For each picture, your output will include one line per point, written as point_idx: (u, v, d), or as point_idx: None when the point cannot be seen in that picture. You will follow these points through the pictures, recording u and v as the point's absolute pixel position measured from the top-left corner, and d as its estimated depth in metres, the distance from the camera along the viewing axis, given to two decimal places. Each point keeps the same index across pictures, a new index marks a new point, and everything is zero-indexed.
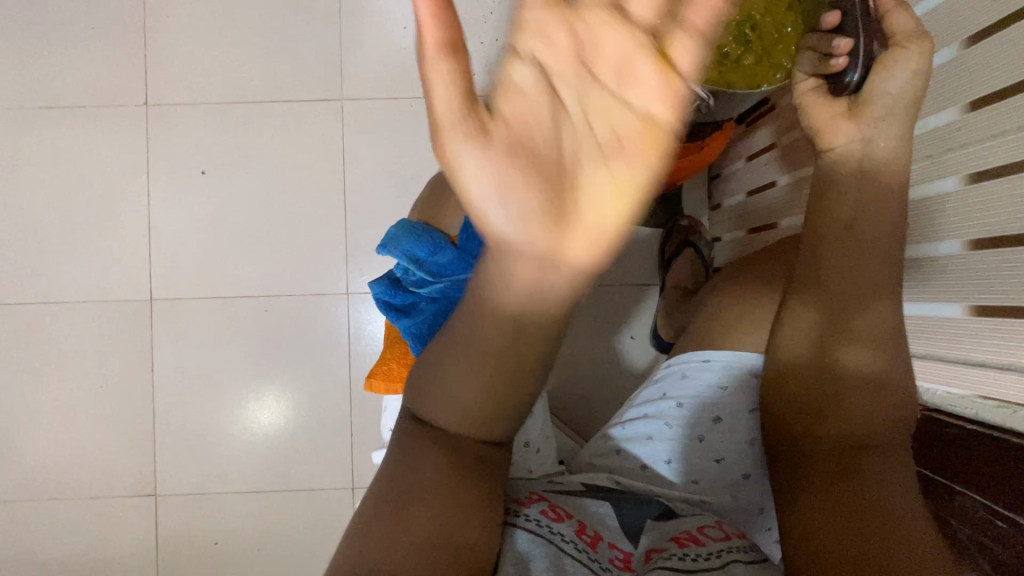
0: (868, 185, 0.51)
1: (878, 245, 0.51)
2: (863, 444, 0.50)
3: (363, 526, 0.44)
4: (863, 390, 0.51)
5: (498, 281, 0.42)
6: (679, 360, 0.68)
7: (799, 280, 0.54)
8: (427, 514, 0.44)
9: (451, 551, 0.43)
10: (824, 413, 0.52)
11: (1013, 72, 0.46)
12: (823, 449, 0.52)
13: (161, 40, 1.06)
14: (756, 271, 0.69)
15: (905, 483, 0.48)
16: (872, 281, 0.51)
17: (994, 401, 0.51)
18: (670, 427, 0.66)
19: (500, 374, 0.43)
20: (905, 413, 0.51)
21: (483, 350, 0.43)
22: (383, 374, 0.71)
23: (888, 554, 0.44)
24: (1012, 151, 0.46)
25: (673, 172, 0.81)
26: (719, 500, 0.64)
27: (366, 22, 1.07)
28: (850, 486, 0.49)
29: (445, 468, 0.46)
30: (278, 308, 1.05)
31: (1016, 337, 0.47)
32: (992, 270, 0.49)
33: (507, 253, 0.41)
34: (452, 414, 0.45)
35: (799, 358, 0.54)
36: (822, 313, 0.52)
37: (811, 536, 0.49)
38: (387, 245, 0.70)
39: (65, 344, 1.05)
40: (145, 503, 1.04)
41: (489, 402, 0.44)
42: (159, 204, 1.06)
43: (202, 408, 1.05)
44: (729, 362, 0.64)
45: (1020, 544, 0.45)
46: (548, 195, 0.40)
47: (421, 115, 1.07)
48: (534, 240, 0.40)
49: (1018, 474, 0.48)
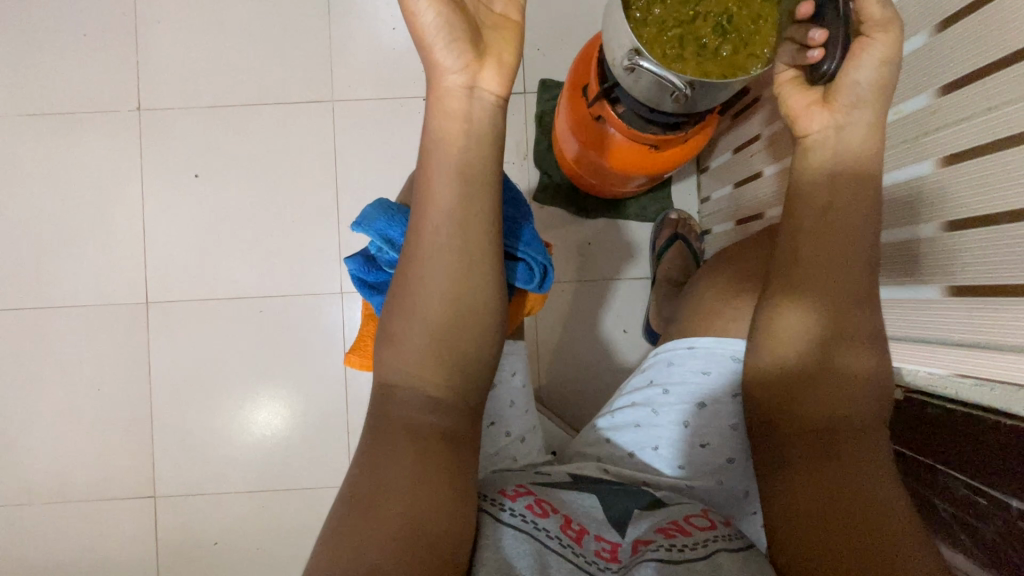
0: (841, 174, 0.52)
1: (852, 233, 0.51)
2: (836, 427, 0.50)
3: (334, 527, 0.43)
4: (833, 375, 0.50)
5: (418, 258, 0.50)
6: (666, 348, 0.68)
7: (777, 269, 0.54)
8: (396, 512, 0.43)
9: (424, 544, 0.43)
10: (796, 399, 0.52)
11: (989, 50, 0.46)
12: (800, 434, 0.51)
13: (154, 46, 1.08)
14: (745, 261, 0.69)
15: (879, 467, 0.48)
16: (847, 271, 0.51)
17: (971, 379, 0.51)
18: (656, 414, 0.66)
19: (443, 348, 0.49)
20: (878, 397, 0.50)
21: (426, 324, 0.49)
22: (361, 353, 0.70)
23: (877, 545, 0.45)
24: (988, 131, 0.46)
25: (629, 166, 0.85)
26: (704, 485, 0.64)
27: (356, 23, 1.08)
28: (829, 472, 0.49)
29: (415, 457, 0.46)
30: (273, 309, 1.06)
31: (999, 318, 0.47)
32: (966, 251, 0.49)
33: (425, 230, 0.50)
34: (408, 388, 0.49)
35: (781, 350, 0.53)
36: (801, 302, 0.52)
37: (796, 527, 0.48)
38: (360, 222, 0.64)
39: (64, 348, 1.06)
40: (145, 504, 1.05)
41: (431, 375, 0.49)
42: (154, 208, 1.07)
43: (199, 409, 1.06)
44: (712, 349, 0.63)
45: (999, 520, 0.51)
46: (458, 185, 0.50)
47: (411, 115, 1.07)
48: (446, 223, 0.49)
49: (993, 458, 0.51)
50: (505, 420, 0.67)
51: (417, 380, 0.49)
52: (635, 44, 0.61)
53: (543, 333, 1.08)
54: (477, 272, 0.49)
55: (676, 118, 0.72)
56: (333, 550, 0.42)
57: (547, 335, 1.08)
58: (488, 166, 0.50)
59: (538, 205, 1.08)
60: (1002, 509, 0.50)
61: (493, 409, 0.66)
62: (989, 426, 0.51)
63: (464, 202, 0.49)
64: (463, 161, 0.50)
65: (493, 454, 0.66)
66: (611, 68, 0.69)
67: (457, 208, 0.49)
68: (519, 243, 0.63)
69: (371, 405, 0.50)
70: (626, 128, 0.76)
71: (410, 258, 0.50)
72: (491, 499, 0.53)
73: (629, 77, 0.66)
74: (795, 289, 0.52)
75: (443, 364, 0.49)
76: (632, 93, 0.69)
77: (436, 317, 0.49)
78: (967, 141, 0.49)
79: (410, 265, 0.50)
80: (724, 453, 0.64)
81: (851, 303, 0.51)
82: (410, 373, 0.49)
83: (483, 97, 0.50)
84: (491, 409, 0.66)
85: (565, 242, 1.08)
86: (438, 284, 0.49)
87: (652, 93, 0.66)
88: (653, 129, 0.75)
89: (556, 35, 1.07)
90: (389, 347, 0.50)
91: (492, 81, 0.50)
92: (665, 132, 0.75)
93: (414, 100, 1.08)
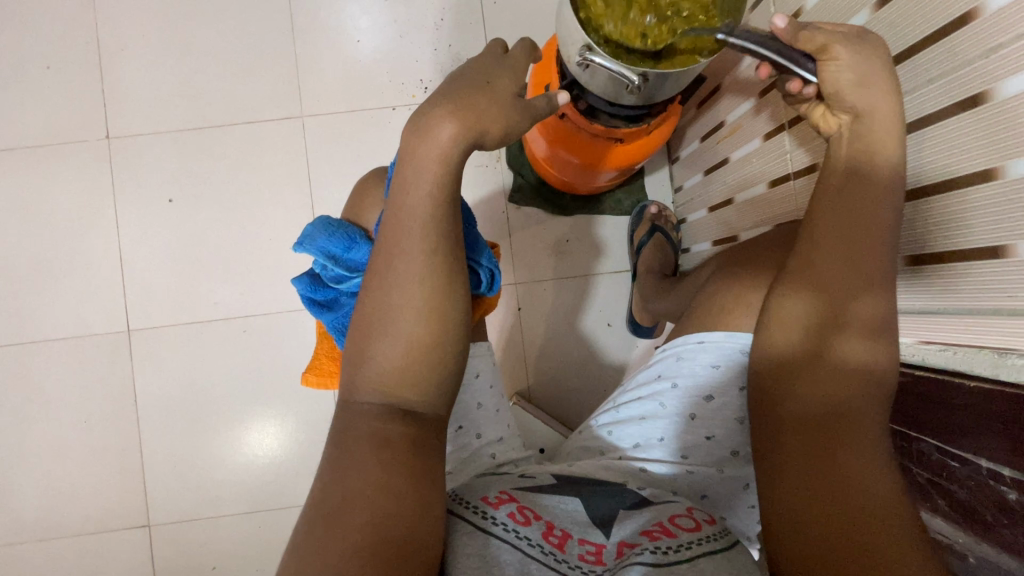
0: (859, 169, 0.49)
1: (874, 233, 0.48)
2: (842, 413, 0.47)
3: (301, 543, 0.43)
4: (830, 366, 0.48)
5: (389, 271, 0.52)
6: (675, 342, 0.67)
7: (790, 270, 0.52)
8: (358, 524, 0.43)
9: (392, 555, 0.43)
10: (797, 382, 0.49)
11: (928, 20, 0.47)
12: (798, 419, 0.49)
13: (119, 73, 1.07)
14: (739, 261, 0.70)
15: (875, 458, 0.46)
16: (867, 272, 0.48)
17: (936, 345, 0.53)
18: (663, 407, 0.67)
19: (412, 360, 0.51)
20: (876, 384, 0.48)
21: (397, 336, 0.51)
22: (315, 369, 0.77)
23: (869, 543, 0.43)
24: (937, 100, 0.47)
25: (589, 159, 0.86)
26: (705, 473, 0.65)
27: (321, 38, 1.08)
28: (829, 471, 0.46)
29: (378, 468, 0.46)
30: (257, 328, 1.06)
31: (966, 285, 0.48)
32: (928, 219, 0.50)
33: (400, 245, 0.52)
34: (379, 396, 0.51)
35: (788, 342, 0.51)
36: (813, 297, 0.49)
37: (793, 526, 0.46)
38: (303, 242, 0.70)
39: (46, 382, 1.05)
40: (140, 534, 1.04)
41: (403, 385, 0.51)
42: (129, 236, 1.06)
43: (188, 434, 1.05)
44: (722, 343, 0.62)
45: (969, 482, 0.52)
46: (433, 205, 0.53)
47: (381, 126, 1.08)
48: (417, 240, 0.52)
49: (958, 418, 0.52)
50: (474, 424, 0.68)
51: (392, 398, 0.51)
52: (586, 41, 0.62)
53: (529, 332, 1.08)
54: (447, 299, 0.52)
55: (636, 111, 0.73)
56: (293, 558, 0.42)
57: (532, 334, 1.08)
58: (449, 187, 0.54)
59: (514, 206, 1.09)
60: (969, 467, 0.51)
61: (460, 414, 0.68)
62: (961, 389, 0.51)
63: (435, 239, 0.52)
64: (439, 207, 0.53)
65: (468, 457, 0.67)
66: (568, 65, 0.71)
67: (428, 246, 0.52)
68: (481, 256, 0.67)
69: (334, 414, 0.52)
70: (591, 123, 0.77)
71: (384, 286, 0.52)
72: (472, 506, 0.52)
73: (585, 72, 0.67)
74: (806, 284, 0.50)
75: (417, 384, 0.51)
76: (592, 89, 0.70)
77: (409, 332, 0.51)
78: (918, 111, 0.49)
79: (382, 292, 0.52)
80: (729, 445, 0.65)
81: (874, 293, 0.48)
82: (385, 390, 0.51)
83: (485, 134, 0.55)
84: (459, 414, 0.68)
85: (544, 242, 1.09)
86: (409, 309, 0.51)
87: (610, 88, 0.68)
88: (616, 123, 0.77)
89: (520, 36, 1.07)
90: (362, 365, 0.52)
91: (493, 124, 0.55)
92: (627, 125, 0.77)
93: (384, 110, 1.08)
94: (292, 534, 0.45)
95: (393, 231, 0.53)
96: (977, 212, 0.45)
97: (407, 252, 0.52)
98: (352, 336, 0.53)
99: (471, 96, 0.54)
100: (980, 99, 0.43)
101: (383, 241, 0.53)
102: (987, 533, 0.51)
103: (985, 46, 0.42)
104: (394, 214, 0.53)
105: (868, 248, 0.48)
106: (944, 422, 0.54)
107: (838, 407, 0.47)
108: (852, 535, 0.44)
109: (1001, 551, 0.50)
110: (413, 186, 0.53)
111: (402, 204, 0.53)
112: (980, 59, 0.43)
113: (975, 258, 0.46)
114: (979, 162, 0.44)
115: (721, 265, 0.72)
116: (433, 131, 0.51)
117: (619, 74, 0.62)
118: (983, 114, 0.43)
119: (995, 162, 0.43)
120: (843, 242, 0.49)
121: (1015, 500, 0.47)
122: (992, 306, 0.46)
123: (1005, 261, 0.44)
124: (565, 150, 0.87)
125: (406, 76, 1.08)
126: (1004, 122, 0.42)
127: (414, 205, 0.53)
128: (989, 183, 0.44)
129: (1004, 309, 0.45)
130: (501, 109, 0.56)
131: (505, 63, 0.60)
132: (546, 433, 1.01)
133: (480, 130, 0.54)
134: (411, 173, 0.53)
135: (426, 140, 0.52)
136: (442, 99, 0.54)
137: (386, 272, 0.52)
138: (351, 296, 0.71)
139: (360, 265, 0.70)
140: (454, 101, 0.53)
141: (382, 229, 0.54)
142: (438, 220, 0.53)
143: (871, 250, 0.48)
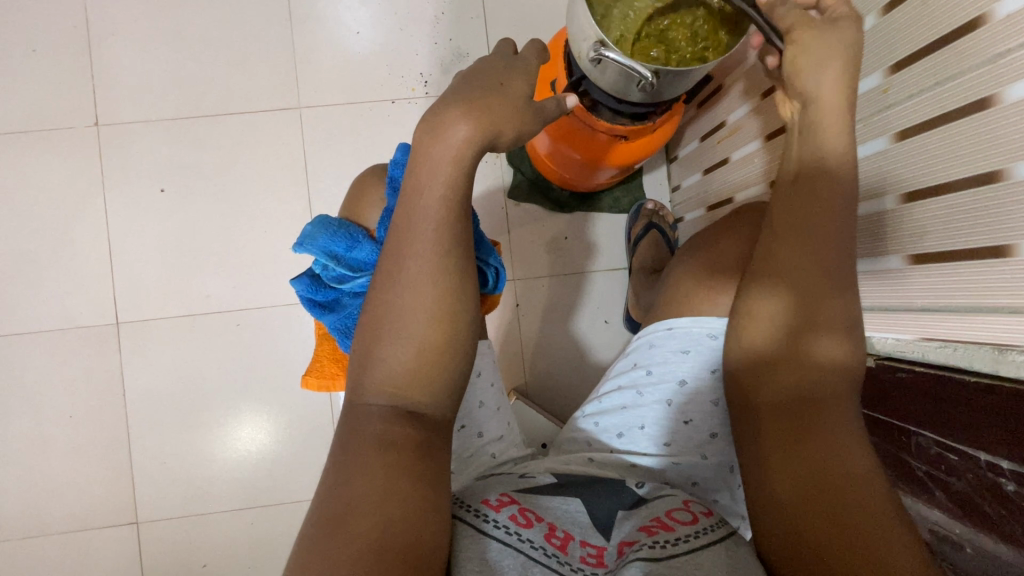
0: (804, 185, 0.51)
1: (822, 245, 0.50)
2: (809, 399, 0.50)
3: (303, 553, 0.42)
4: (796, 363, 0.50)
5: (397, 272, 0.52)
6: (648, 330, 0.69)
7: (758, 271, 0.54)
8: (363, 531, 0.43)
9: (393, 557, 0.42)
10: (758, 380, 0.53)
11: (939, 24, 0.48)
12: (762, 407, 0.52)
13: (110, 59, 1.04)
14: (711, 251, 0.69)
15: (846, 454, 0.47)
16: (818, 282, 0.50)
17: (937, 341, 0.55)
18: (640, 395, 0.67)
19: (426, 363, 0.51)
20: (843, 377, 0.50)
21: (411, 333, 0.51)
22: (316, 372, 0.75)
23: (871, 533, 0.43)
24: (939, 104, 0.49)
25: (589, 154, 0.86)
26: (689, 460, 0.65)
27: (320, 28, 1.06)
28: (810, 448, 0.48)
29: (380, 478, 0.46)
30: (251, 321, 1.04)
31: (969, 288, 0.49)
32: (932, 217, 0.51)
33: (408, 243, 0.52)
34: (381, 395, 0.50)
35: (766, 341, 0.53)
36: (794, 296, 0.51)
37: (778, 513, 0.48)
38: (303, 243, 0.69)
39: (29, 375, 1.02)
40: (129, 531, 1.01)
41: (414, 384, 0.51)
42: (118, 226, 1.04)
43: (178, 429, 1.03)
44: (690, 328, 0.64)
45: (969, 473, 0.54)
46: (451, 207, 0.53)
47: (382, 119, 1.07)
48: (427, 243, 0.52)
49: (947, 412, 0.55)
50: (476, 423, 0.68)
51: (401, 398, 0.50)
52: (600, 37, 0.63)
53: (525, 330, 1.08)
54: (457, 298, 0.52)
55: (644, 109, 0.74)
56: (297, 568, 0.42)
57: (530, 331, 1.09)
58: (461, 187, 0.53)
59: (512, 202, 1.09)
60: (969, 460, 0.53)
61: (463, 413, 0.67)
62: (962, 386, 0.53)
63: (448, 239, 0.52)
64: (453, 208, 0.53)
65: (470, 455, 0.67)
66: (578, 61, 0.71)
67: (445, 246, 0.52)
68: (487, 252, 0.68)
69: (341, 416, 0.51)
70: (594, 119, 0.78)
71: (396, 285, 0.52)
72: (472, 509, 0.52)
73: (595, 69, 0.68)
74: (775, 271, 0.52)
75: (429, 384, 0.51)
76: (601, 86, 0.71)
77: (424, 333, 0.51)
78: (923, 114, 0.51)
79: (394, 292, 0.52)
80: (707, 428, 0.65)
81: (830, 278, 0.50)
82: (395, 392, 0.50)
83: (498, 131, 0.55)
84: (462, 412, 0.67)
85: (542, 239, 1.09)
86: (421, 309, 0.51)
87: (619, 84, 0.68)
88: (621, 120, 0.77)
89: (520, 33, 1.07)
90: (372, 366, 0.51)
91: (500, 121, 0.54)
92: (633, 123, 0.78)
93: (383, 103, 1.07)
94: (293, 549, 0.44)
95: (404, 230, 0.52)
96: (981, 214, 0.47)
97: (422, 251, 0.52)
98: (359, 340, 0.53)
99: (483, 96, 0.54)
100: (986, 104, 0.45)
101: (394, 240, 0.53)
102: (986, 525, 0.53)
103: (991, 53, 0.44)
104: (404, 215, 0.53)
105: (828, 259, 0.50)
106: (945, 415, 0.55)
107: (817, 389, 0.49)
108: (843, 533, 0.44)
109: (998, 541, 0.52)
110: (427, 186, 0.53)
111: (414, 204, 0.53)
112: (987, 64, 0.44)
113: (973, 258, 0.48)
114: (977, 167, 0.46)
115: (695, 247, 0.72)
116: (449, 131, 0.51)
117: (629, 69, 0.63)
118: (991, 117, 0.44)
119: (997, 165, 0.45)
120: (795, 234, 0.51)
121: (1013, 491, 0.49)
122: (995, 304, 0.47)
123: (1007, 259, 0.45)
124: (570, 148, 0.87)
125: (406, 70, 1.07)
126: (1006, 124, 0.43)
127: (428, 204, 0.52)
128: (994, 184, 0.45)
129: (1005, 308, 0.46)
130: (510, 113, 0.55)
131: (515, 65, 0.60)
132: (544, 430, 1.01)
133: (490, 130, 0.54)
134: (435, 172, 0.52)
135: (440, 139, 0.52)
136: (448, 102, 0.53)
137: (401, 274, 0.52)
138: (355, 295, 0.70)
139: (364, 263, 0.69)
140: (473, 100, 0.53)
141: (393, 227, 0.54)
142: (449, 221, 0.52)
143: (837, 216, 0.50)
